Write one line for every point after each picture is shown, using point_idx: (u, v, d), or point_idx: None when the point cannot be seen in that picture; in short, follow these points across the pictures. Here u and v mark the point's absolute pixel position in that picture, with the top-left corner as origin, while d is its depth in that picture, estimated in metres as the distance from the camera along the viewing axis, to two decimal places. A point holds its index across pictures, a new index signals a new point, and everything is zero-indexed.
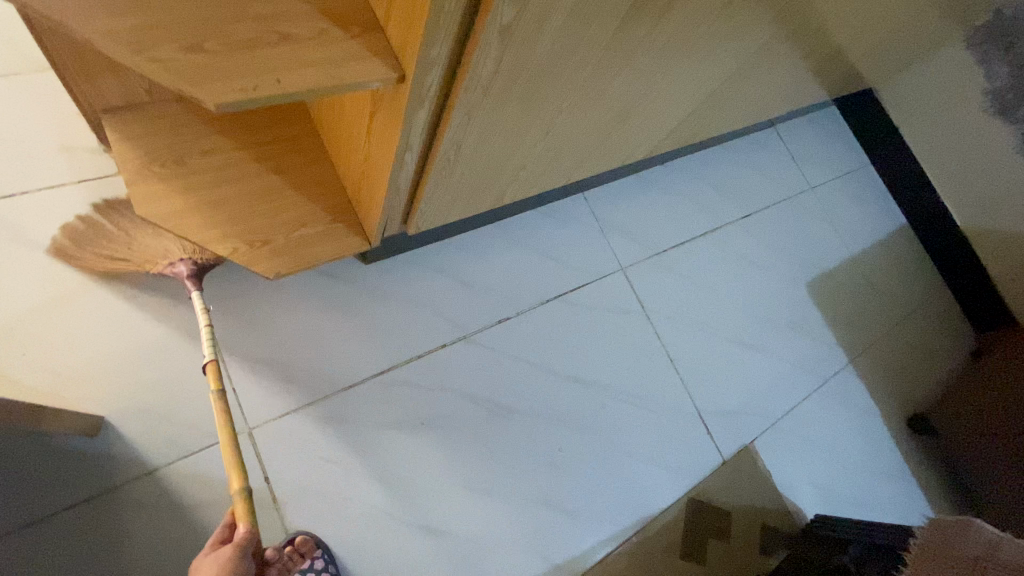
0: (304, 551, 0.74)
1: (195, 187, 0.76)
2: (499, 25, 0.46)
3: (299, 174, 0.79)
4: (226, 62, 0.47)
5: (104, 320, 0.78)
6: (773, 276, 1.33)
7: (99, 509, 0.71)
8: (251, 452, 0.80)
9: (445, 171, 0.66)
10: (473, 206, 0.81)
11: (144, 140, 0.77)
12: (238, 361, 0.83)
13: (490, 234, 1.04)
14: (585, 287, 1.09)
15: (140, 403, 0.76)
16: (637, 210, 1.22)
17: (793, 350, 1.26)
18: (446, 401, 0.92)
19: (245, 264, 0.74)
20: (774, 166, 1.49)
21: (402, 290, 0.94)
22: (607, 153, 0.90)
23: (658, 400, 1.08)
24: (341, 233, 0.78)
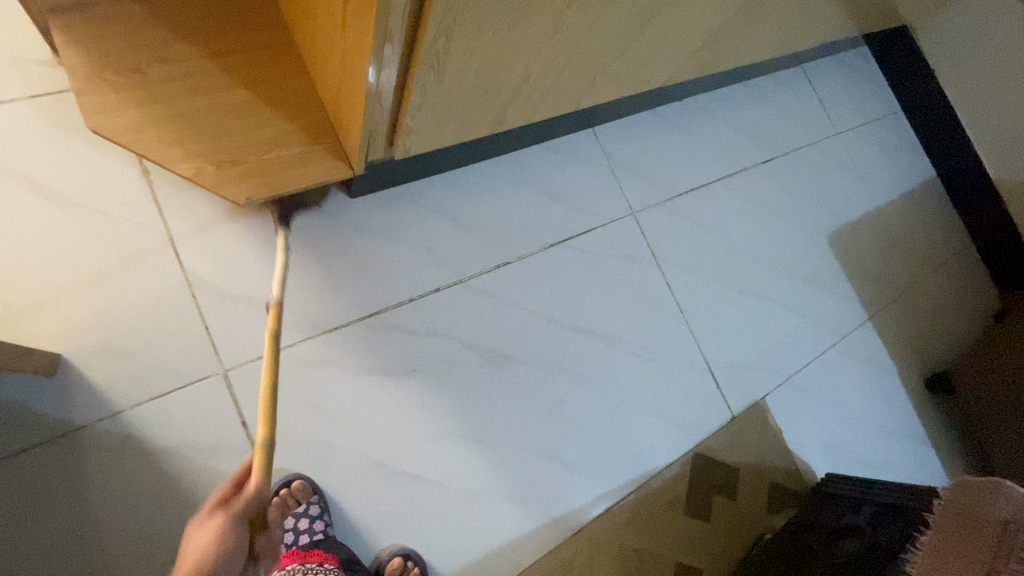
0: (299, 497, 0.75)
1: (154, 101, 0.67)
2: None
3: (274, 88, 0.70)
4: None
5: (61, 250, 0.71)
6: (793, 227, 1.24)
7: (64, 450, 0.66)
8: (223, 395, 0.72)
9: (434, 74, 0.57)
10: (469, 125, 0.72)
11: (96, 44, 0.68)
12: (210, 296, 0.74)
13: (489, 170, 0.95)
14: (592, 231, 1.01)
15: (104, 341, 0.70)
16: (650, 151, 1.12)
17: (810, 305, 1.19)
18: (441, 347, 0.85)
19: (212, 187, 0.67)
20: (800, 109, 1.38)
21: (393, 228, 0.86)
22: (623, 70, 0.80)
23: (666, 353, 1.01)
24: (321, 156, 0.70)
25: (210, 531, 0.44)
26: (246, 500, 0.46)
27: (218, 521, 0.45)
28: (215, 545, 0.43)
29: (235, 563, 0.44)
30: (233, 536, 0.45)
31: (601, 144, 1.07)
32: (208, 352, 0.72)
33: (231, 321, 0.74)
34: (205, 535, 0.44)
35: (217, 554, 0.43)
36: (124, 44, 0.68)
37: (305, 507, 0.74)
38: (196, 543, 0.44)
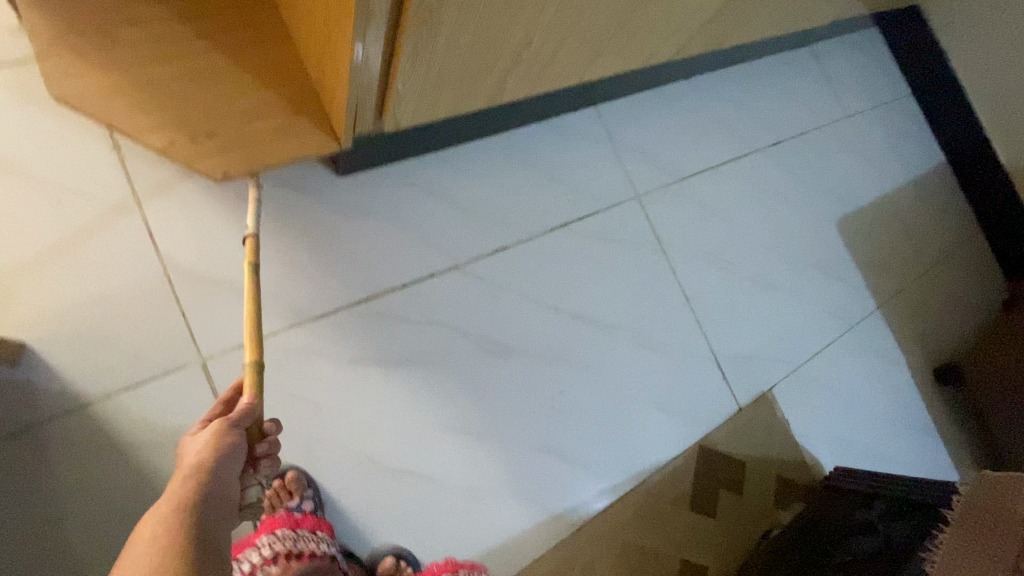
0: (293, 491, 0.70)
1: (121, 66, 0.62)
2: None
3: (253, 54, 0.65)
4: None
5: (23, 229, 0.65)
6: (801, 212, 1.20)
7: (26, 445, 0.61)
8: (202, 385, 0.67)
9: (426, 34, 0.52)
10: (465, 96, 0.67)
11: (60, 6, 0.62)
12: (185, 281, 0.69)
13: (487, 149, 0.90)
14: (594, 215, 0.96)
15: (70, 327, 0.65)
16: (654, 131, 1.07)
17: (819, 293, 1.15)
18: (436, 335, 0.81)
19: (185, 161, 0.61)
20: (808, 91, 1.33)
21: (385, 210, 0.81)
22: (631, 38, 0.74)
23: (671, 342, 0.97)
24: (304, 128, 0.65)
25: (206, 437, 0.45)
26: (238, 410, 0.47)
27: (212, 429, 0.46)
28: (211, 447, 0.44)
29: (234, 462, 0.45)
30: (229, 438, 0.45)
31: (604, 123, 1.02)
32: (186, 339, 0.68)
33: (210, 306, 0.69)
34: (201, 442, 0.45)
35: (214, 452, 0.44)
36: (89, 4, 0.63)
37: (299, 502, 0.69)
38: (193, 449, 0.45)
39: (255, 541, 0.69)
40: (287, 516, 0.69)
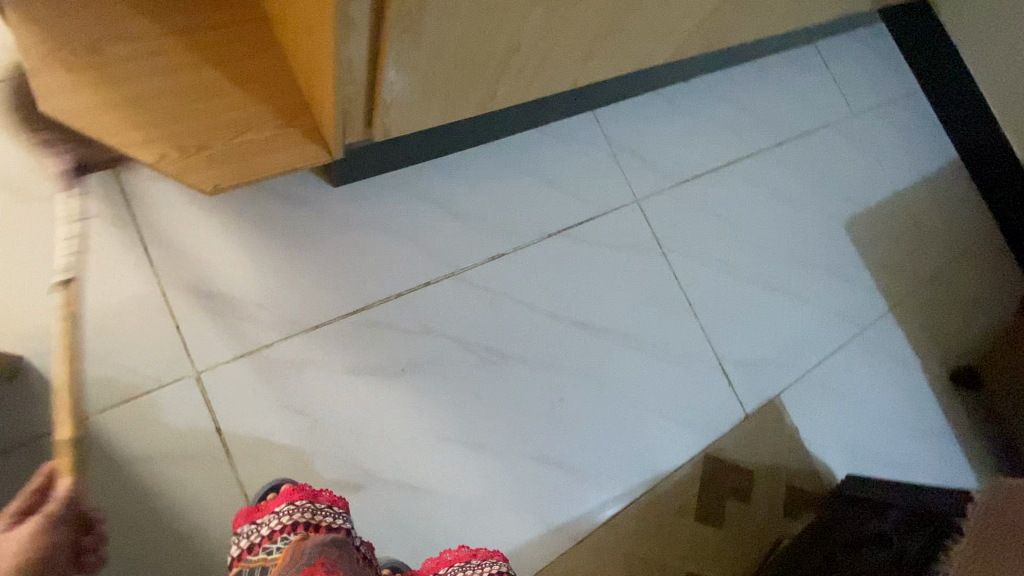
0: None
1: (113, 82, 0.62)
2: None
3: (243, 67, 0.65)
4: None
5: (19, 247, 0.66)
6: (807, 213, 1.17)
7: (21, 462, 0.61)
8: (196, 398, 0.67)
9: (410, 41, 0.51)
10: (454, 104, 0.66)
11: (51, 25, 0.62)
12: (181, 295, 0.69)
13: (483, 156, 0.90)
14: (593, 220, 0.95)
15: (64, 343, 0.65)
16: (654, 134, 1.06)
17: (827, 296, 1.12)
18: (432, 345, 0.80)
19: (174, 174, 0.60)
20: (813, 90, 1.30)
21: (380, 219, 0.81)
22: (623, 40, 0.73)
23: (673, 349, 0.95)
24: (295, 140, 0.64)
25: (23, 533, 0.45)
26: (59, 501, 0.47)
27: (33, 523, 0.45)
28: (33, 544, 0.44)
29: (60, 554, 0.45)
30: (54, 531, 0.45)
31: (602, 127, 1.01)
32: (182, 352, 0.68)
33: (205, 319, 0.70)
34: (17, 538, 0.44)
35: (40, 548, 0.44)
36: (81, 23, 0.63)
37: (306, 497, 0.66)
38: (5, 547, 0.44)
39: (273, 509, 0.64)
40: (306, 487, 0.66)
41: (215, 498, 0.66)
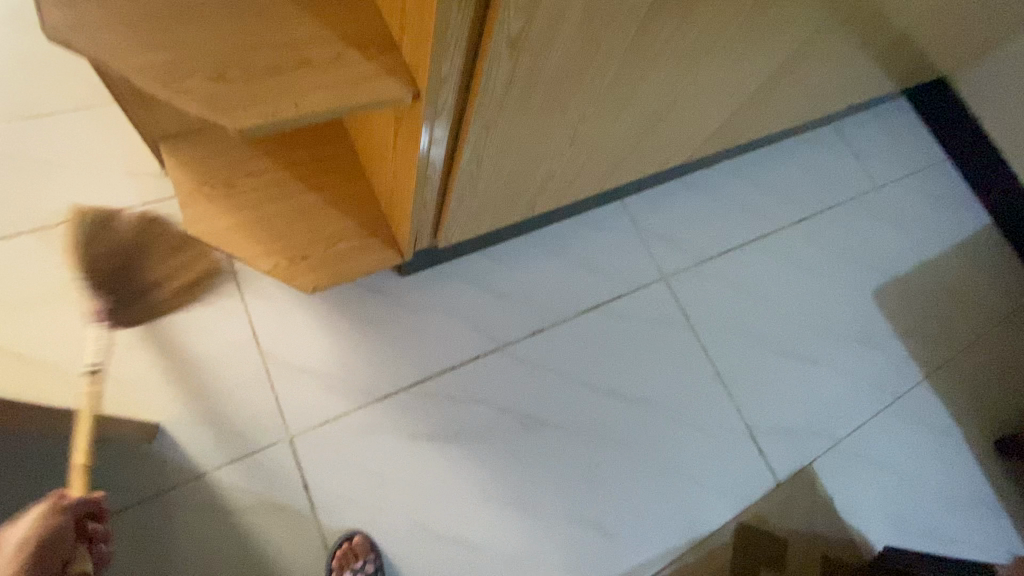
0: (359, 552, 0.78)
1: (240, 208, 0.78)
2: (508, 37, 0.43)
3: (337, 191, 0.81)
4: (248, 89, 0.43)
5: (162, 332, 0.83)
6: (834, 284, 1.23)
7: (155, 509, 0.76)
8: (291, 458, 0.81)
9: (470, 185, 0.67)
10: (501, 217, 0.82)
11: (195, 163, 0.79)
12: (282, 370, 0.85)
13: (526, 244, 1.04)
14: (623, 298, 1.06)
15: (191, 411, 0.80)
16: (679, 218, 1.17)
17: (857, 365, 1.16)
18: (481, 413, 0.91)
19: (284, 279, 0.77)
20: (837, 165, 1.38)
21: (437, 301, 0.95)
22: (643, 157, 0.87)
23: (703, 417, 1.02)
24: (376, 247, 0.81)
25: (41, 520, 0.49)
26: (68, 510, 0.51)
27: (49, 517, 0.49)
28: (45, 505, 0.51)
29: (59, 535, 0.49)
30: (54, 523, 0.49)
31: (630, 214, 1.13)
32: (278, 418, 0.83)
33: (297, 391, 0.84)
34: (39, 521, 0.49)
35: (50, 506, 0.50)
36: (215, 155, 0.79)
37: (362, 563, 0.77)
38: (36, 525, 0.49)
39: None
40: None
41: (301, 545, 0.79)
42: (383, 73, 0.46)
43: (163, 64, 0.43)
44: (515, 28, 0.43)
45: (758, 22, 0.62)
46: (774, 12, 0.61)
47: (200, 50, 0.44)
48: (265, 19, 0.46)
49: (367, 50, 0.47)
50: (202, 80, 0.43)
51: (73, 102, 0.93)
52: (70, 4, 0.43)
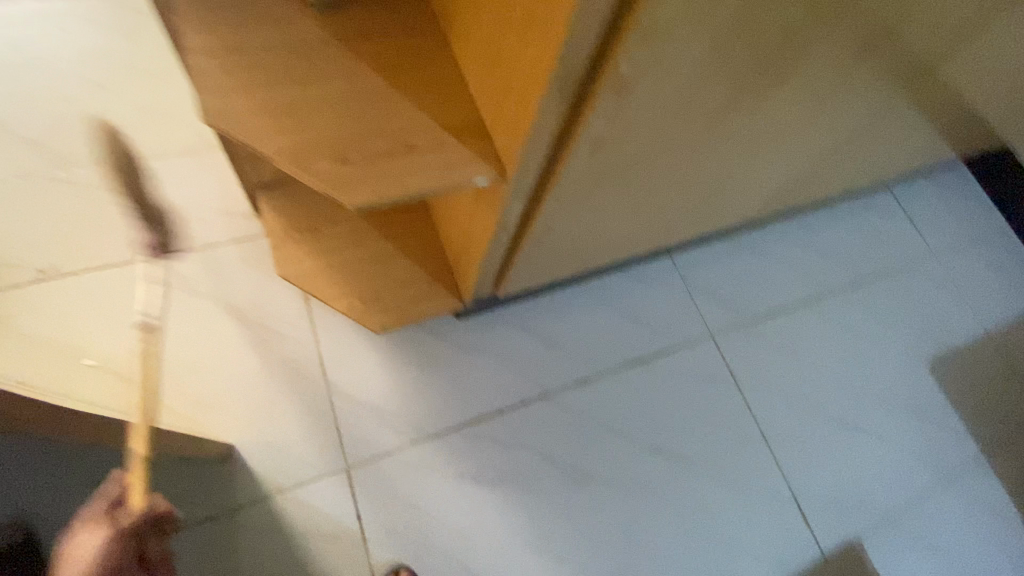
0: None
1: (322, 252, 0.86)
2: (591, 135, 0.48)
3: (408, 240, 0.88)
4: (365, 171, 0.51)
5: (241, 358, 0.91)
6: (887, 352, 1.21)
7: (225, 525, 0.81)
8: (347, 487, 0.86)
9: (536, 246, 0.72)
10: (559, 272, 0.86)
11: (286, 210, 0.87)
12: (344, 403, 0.91)
13: (577, 295, 1.08)
14: (670, 353, 1.08)
15: (262, 435, 0.87)
16: (728, 276, 1.19)
17: (910, 438, 1.13)
18: (526, 459, 0.94)
19: (357, 319, 0.85)
20: (894, 230, 1.36)
21: (491, 345, 1.00)
22: (699, 221, 0.90)
23: (747, 480, 1.01)
24: (440, 293, 0.87)
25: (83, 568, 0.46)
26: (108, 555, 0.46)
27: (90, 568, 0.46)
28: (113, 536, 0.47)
29: None
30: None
31: (680, 270, 1.16)
32: (338, 449, 0.88)
33: (357, 423, 0.90)
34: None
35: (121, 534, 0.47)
36: (303, 204, 0.88)
37: None
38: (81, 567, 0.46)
39: None
40: None
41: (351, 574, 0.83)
42: (475, 158, 0.53)
43: (296, 147, 0.51)
44: (598, 129, 0.48)
45: (816, 112, 0.66)
46: (835, 100, 0.65)
47: (327, 137, 0.51)
48: (379, 107, 0.53)
49: (462, 136, 0.54)
50: (326, 162, 0.51)
51: (181, 147, 1.03)
52: (223, 92, 0.51)
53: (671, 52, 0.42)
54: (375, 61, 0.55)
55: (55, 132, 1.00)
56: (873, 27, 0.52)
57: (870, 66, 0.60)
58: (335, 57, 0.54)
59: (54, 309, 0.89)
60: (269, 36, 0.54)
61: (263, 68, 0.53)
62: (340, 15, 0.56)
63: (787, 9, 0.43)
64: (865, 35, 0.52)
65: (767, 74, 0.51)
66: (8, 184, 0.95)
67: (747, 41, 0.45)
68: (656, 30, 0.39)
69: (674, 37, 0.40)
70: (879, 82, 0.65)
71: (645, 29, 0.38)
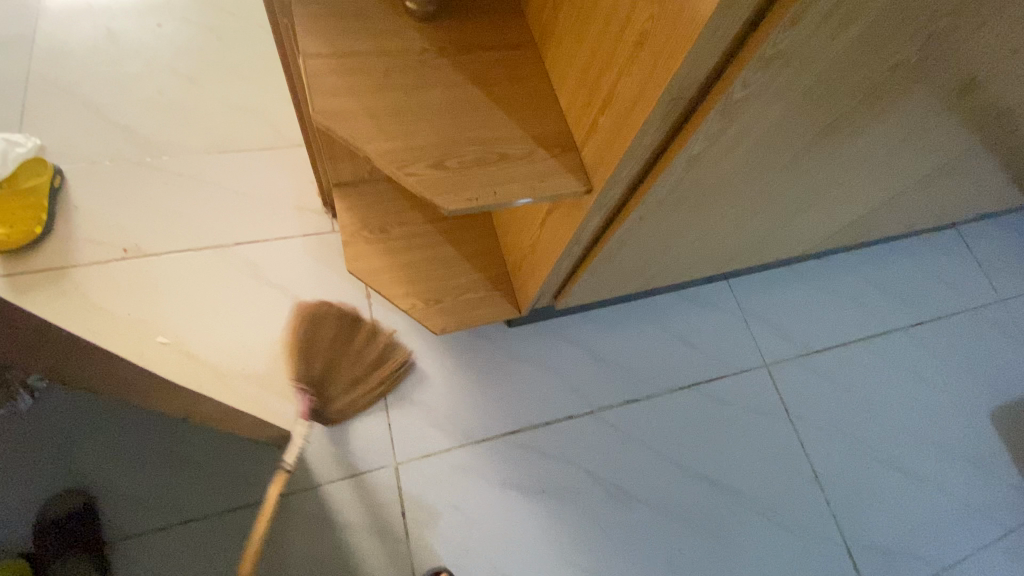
0: None
1: (388, 252, 0.89)
2: (686, 156, 0.48)
3: (472, 247, 0.90)
4: (459, 177, 0.53)
5: None
6: (953, 400, 1.15)
7: (273, 510, 0.82)
8: (393, 484, 0.88)
9: (605, 262, 0.72)
10: (619, 289, 0.86)
11: (358, 209, 0.90)
12: (395, 400, 0.93)
13: (628, 314, 1.08)
14: (720, 380, 1.06)
15: (316, 425, 0.89)
16: (783, 306, 1.16)
17: (974, 492, 1.06)
18: (569, 473, 0.93)
19: (418, 319, 0.86)
20: (963, 272, 1.30)
21: (541, 357, 1.01)
22: (765, 249, 0.88)
23: (796, 520, 0.98)
24: (498, 301, 0.89)
25: None
26: None
27: None
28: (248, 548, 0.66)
29: None
30: None
31: (735, 296, 1.15)
32: (387, 445, 0.90)
33: (406, 422, 0.92)
34: None
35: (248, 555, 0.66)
36: (374, 204, 0.91)
37: None
38: None
39: None
40: None
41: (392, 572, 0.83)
42: (563, 171, 0.54)
43: (396, 149, 0.53)
44: (695, 151, 0.48)
45: (910, 146, 0.63)
46: (929, 136, 0.62)
47: (425, 142, 0.53)
48: (474, 118, 0.55)
49: (553, 150, 0.55)
50: (424, 166, 0.53)
51: (261, 142, 1.08)
52: (332, 93, 0.54)
53: (784, 80, 0.41)
54: (473, 74, 0.58)
55: (148, 121, 1.06)
56: (988, 64, 0.50)
57: (975, 103, 0.57)
58: (436, 68, 0.57)
59: (132, 286, 0.93)
60: (378, 43, 0.57)
61: (371, 73, 0.55)
62: (442, 30, 0.59)
63: (907, 41, 0.42)
64: (979, 70, 0.51)
65: (872, 105, 0.50)
66: (100, 167, 1.01)
67: (860, 71, 0.44)
68: (776, 58, 0.38)
69: (791, 65, 0.40)
70: (980, 120, 0.63)
71: (765, 57, 0.38)
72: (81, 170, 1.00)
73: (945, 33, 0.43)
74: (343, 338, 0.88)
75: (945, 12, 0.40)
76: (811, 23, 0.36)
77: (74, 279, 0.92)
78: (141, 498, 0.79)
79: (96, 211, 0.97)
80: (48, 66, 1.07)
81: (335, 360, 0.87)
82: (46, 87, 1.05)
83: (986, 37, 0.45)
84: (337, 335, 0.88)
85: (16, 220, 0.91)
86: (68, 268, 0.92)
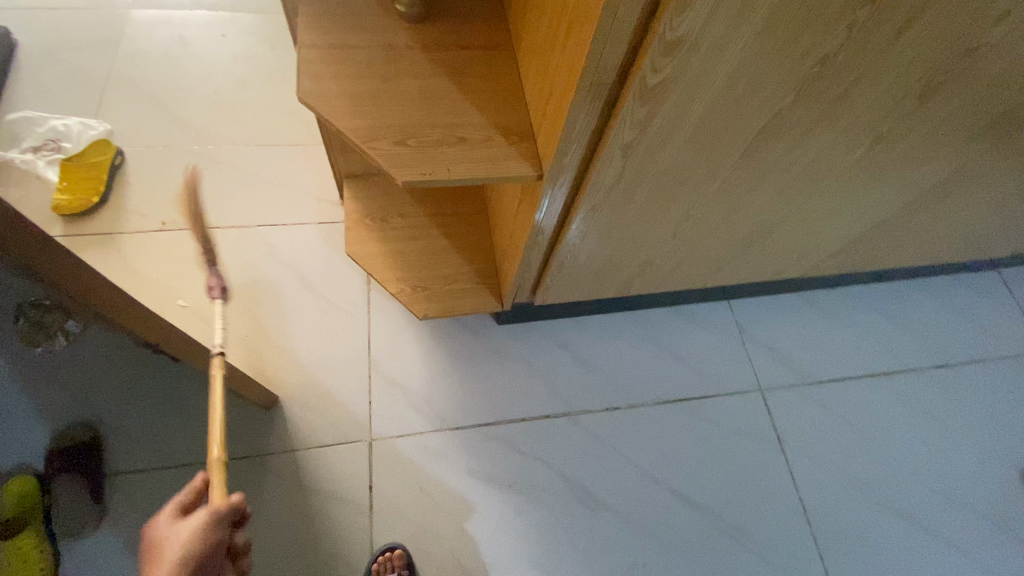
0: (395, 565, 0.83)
1: (384, 238, 0.95)
2: (621, 142, 0.51)
3: (462, 241, 0.96)
4: (418, 154, 0.58)
5: (302, 322, 1.01)
6: (978, 452, 1.04)
7: (252, 466, 0.89)
8: (366, 458, 0.92)
9: (572, 256, 0.74)
10: (598, 290, 0.88)
11: (364, 199, 0.98)
12: (381, 380, 0.98)
13: (618, 324, 1.10)
14: (707, 399, 1.04)
15: (305, 394, 0.95)
16: (786, 331, 1.13)
17: (993, 554, 0.96)
18: (538, 471, 0.94)
19: (404, 303, 0.91)
20: (1002, 318, 1.19)
21: (525, 356, 1.04)
22: (752, 262, 0.86)
23: (775, 552, 0.93)
24: (482, 292, 0.93)
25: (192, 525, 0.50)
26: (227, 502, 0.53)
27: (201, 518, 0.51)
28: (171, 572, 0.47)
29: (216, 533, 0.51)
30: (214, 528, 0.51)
31: (734, 316, 1.14)
32: (365, 421, 0.94)
33: (388, 400, 0.96)
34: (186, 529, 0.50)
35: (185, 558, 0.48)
36: (379, 196, 0.98)
37: None
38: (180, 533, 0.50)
39: None
40: None
41: (353, 541, 0.86)
42: (518, 156, 0.58)
43: (366, 127, 0.59)
44: (628, 137, 0.50)
45: (885, 155, 0.62)
46: (903, 146, 0.61)
47: (392, 123, 0.59)
48: (442, 106, 0.61)
49: (510, 138, 0.59)
50: (388, 142, 0.58)
51: (295, 137, 1.20)
52: (316, 77, 0.61)
53: (696, 66, 0.43)
54: (447, 68, 0.63)
55: (201, 114, 1.20)
56: (939, 65, 0.49)
57: (946, 109, 0.56)
58: (415, 62, 0.63)
59: (163, 253, 1.05)
60: (367, 39, 0.64)
61: (355, 63, 0.62)
62: (426, 31, 0.66)
63: (827, 35, 0.43)
64: (932, 71, 0.50)
65: (814, 102, 0.50)
66: (155, 151, 1.15)
67: (783, 64, 0.45)
68: (679, 43, 0.41)
69: (699, 52, 0.42)
70: (960, 131, 0.60)
71: (667, 40, 0.41)
72: (138, 151, 1.14)
73: (869, 26, 0.43)
74: (312, 302, 1.03)
75: (860, 8, 0.41)
76: (704, 9, 0.38)
77: (117, 243, 1.04)
78: (140, 439, 0.88)
79: (146, 188, 1.11)
80: (126, 64, 1.24)
81: (303, 317, 1.02)
82: (123, 82, 1.22)
83: (921, 36, 0.45)
84: (307, 299, 1.03)
85: (81, 190, 1.07)
86: (115, 234, 1.05)
